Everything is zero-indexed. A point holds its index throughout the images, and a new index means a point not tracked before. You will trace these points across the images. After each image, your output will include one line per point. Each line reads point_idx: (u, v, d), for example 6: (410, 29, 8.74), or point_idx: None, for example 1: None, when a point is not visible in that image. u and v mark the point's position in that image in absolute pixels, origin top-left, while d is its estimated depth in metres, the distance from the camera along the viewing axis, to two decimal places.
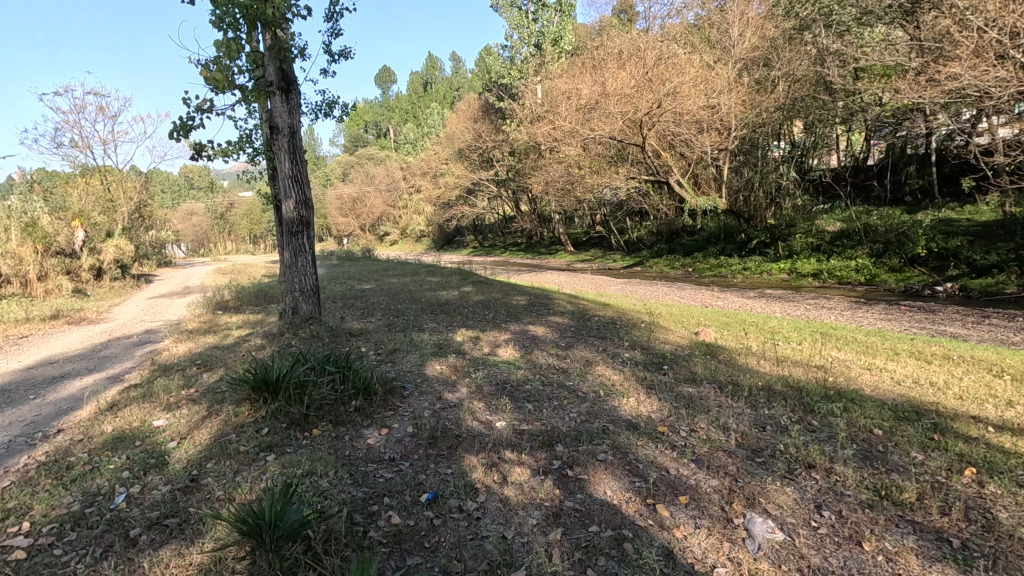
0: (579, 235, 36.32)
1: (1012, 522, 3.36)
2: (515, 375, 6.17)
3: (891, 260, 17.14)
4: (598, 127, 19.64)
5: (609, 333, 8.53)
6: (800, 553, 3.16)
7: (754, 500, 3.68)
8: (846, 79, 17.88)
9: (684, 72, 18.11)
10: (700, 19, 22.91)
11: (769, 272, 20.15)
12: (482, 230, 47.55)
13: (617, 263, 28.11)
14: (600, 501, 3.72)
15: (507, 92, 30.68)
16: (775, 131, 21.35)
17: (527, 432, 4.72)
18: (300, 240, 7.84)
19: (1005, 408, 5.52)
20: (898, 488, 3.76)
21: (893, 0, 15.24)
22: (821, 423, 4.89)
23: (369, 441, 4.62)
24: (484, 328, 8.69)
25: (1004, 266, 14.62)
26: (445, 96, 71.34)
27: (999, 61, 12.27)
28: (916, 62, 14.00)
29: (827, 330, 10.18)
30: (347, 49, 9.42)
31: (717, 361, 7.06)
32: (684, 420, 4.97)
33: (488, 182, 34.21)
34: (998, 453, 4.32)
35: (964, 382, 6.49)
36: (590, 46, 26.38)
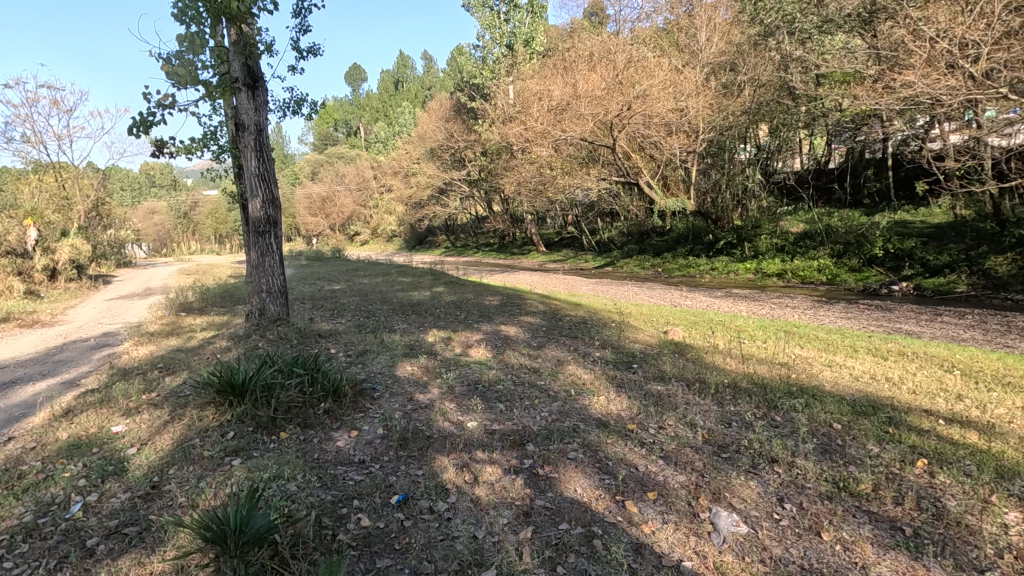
0: (552, 236, 36.54)
1: (959, 510, 3.53)
2: (487, 375, 6.18)
3: (850, 260, 17.75)
4: (570, 128, 19.77)
5: (581, 333, 8.62)
6: (763, 545, 3.26)
7: (719, 495, 3.77)
8: (809, 85, 18.44)
9: (653, 75, 18.40)
10: (669, 24, 23.29)
11: (735, 272, 20.64)
12: (454, 230, 47.42)
13: (589, 263, 28.39)
14: (570, 499, 3.76)
15: (480, 92, 30.63)
16: (741, 134, 21.86)
17: (498, 432, 4.74)
18: (267, 240, 7.71)
19: (955, 402, 5.78)
20: (855, 480, 3.91)
21: (852, 10, 15.89)
22: (784, 418, 5.05)
23: (338, 443, 4.56)
24: (456, 328, 8.68)
25: (955, 266, 15.31)
26: (417, 95, 70.85)
27: (950, 70, 12.81)
28: (873, 69, 14.53)
29: (790, 328, 10.50)
30: (316, 46, 9.28)
31: (685, 359, 7.22)
32: (653, 417, 5.06)
33: (460, 182, 34.13)
34: (948, 445, 4.53)
35: (917, 377, 6.78)
36: (561, 48, 26.55)
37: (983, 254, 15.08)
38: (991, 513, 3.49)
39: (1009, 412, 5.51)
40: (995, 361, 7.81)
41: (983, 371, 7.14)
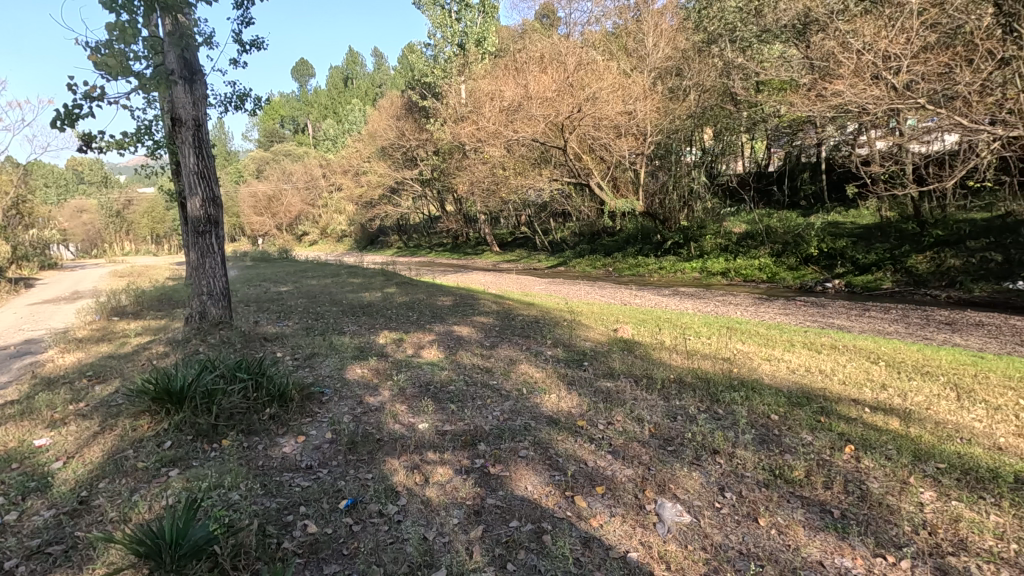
0: (505, 236, 36.69)
1: (881, 491, 3.79)
2: (439, 376, 6.14)
3: (788, 260, 18.66)
4: (522, 129, 19.83)
5: (533, 332, 8.69)
6: (704, 533, 3.40)
7: (664, 486, 3.90)
8: (749, 91, 19.28)
9: (602, 78, 18.77)
10: (618, 28, 23.77)
11: (682, 271, 21.32)
12: (407, 230, 46.84)
13: (542, 262, 28.65)
14: (521, 497, 3.79)
15: (431, 91, 30.33)
16: (687, 137, 22.58)
17: (449, 432, 4.73)
18: (208, 240, 7.39)
19: (880, 391, 6.19)
20: (790, 467, 4.12)
21: (788, 21, 16.74)
22: (725, 411, 5.26)
23: (284, 449, 4.44)
24: (408, 329, 8.58)
25: (882, 265, 16.41)
26: (367, 94, 69.51)
27: (875, 81, 13.66)
28: (807, 78, 15.32)
29: (733, 324, 10.95)
30: (260, 40, 8.96)
31: (634, 356, 7.41)
32: (602, 413, 5.17)
33: (412, 181, 33.70)
34: (873, 431, 4.85)
35: (846, 369, 7.22)
36: (513, 49, 26.63)
37: (906, 253, 16.19)
38: (909, 493, 3.77)
39: (926, 399, 5.95)
40: (915, 352, 8.40)
41: (904, 362, 7.68)
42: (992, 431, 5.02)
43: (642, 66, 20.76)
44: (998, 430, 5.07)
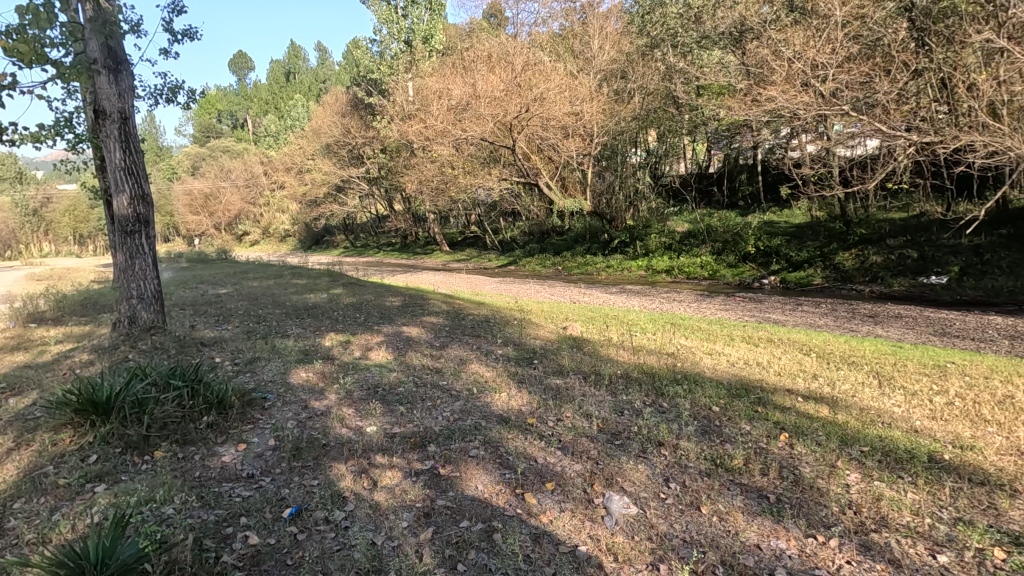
0: (454, 235, 36.49)
1: (812, 475, 4.02)
2: (388, 378, 6.03)
3: (728, 258, 19.46)
4: (470, 128, 19.70)
5: (484, 331, 8.69)
6: (650, 523, 3.49)
7: (612, 480, 3.98)
8: (690, 95, 19.96)
9: (549, 79, 18.95)
10: (564, 30, 24.06)
11: (629, 269, 21.84)
12: (354, 230, 45.78)
13: (492, 262, 28.65)
14: (471, 496, 3.78)
15: (377, 88, 29.75)
16: (632, 139, 23.14)
17: (399, 434, 4.65)
18: (137, 240, 6.96)
19: (811, 381, 6.57)
20: (730, 456, 4.30)
21: (725, 28, 17.45)
22: (670, 404, 5.43)
23: (223, 458, 4.25)
24: (355, 331, 8.40)
25: (813, 262, 17.40)
26: (311, 90, 67.36)
27: (805, 88, 14.44)
28: (743, 84, 16.00)
29: (677, 320, 11.32)
30: (193, 30, 8.54)
31: (583, 353, 7.54)
32: (551, 410, 5.23)
33: (358, 180, 32.94)
34: (805, 419, 5.13)
35: (781, 361, 7.59)
36: (461, 47, 26.49)
37: (834, 251, 17.21)
38: (837, 476, 4.01)
39: (852, 387, 6.36)
40: (843, 343, 8.95)
41: (833, 352, 8.17)
42: (909, 415, 5.41)
43: (588, 68, 21.10)
44: (914, 413, 5.48)
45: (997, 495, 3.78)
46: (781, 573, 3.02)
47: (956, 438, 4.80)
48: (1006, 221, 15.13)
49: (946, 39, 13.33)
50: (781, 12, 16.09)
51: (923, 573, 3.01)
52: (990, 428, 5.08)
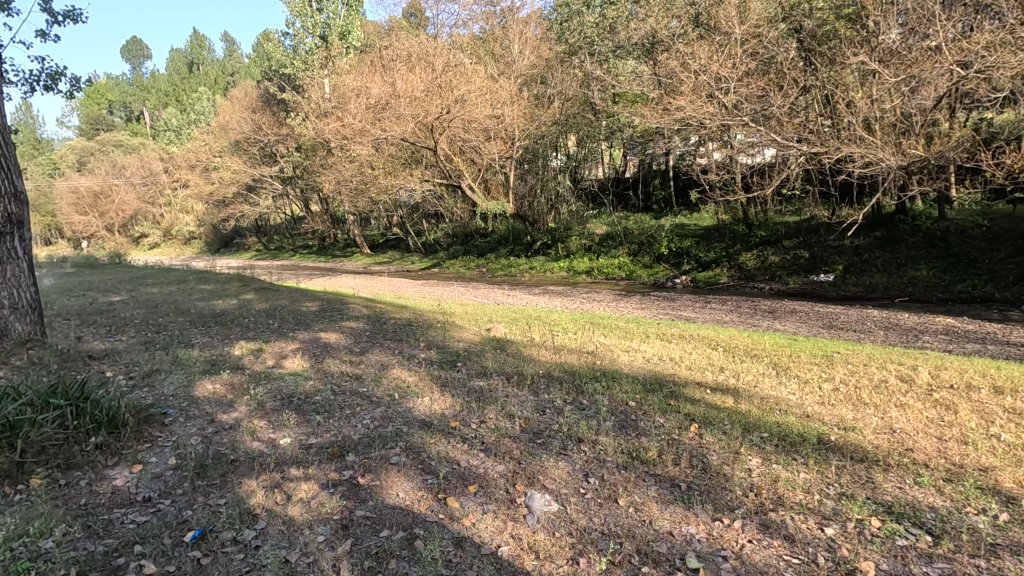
0: (376, 237, 35.59)
1: (719, 462, 4.29)
2: (304, 387, 5.75)
3: (643, 258, 20.36)
4: (390, 128, 19.15)
5: (406, 335, 8.52)
6: (571, 518, 3.58)
7: (534, 478, 4.04)
8: (607, 102, 20.70)
9: (471, 81, 19.02)
10: (485, 33, 24.13)
11: (551, 271, 22.30)
12: (266, 231, 43.44)
13: (415, 264, 28.24)
14: (392, 505, 3.70)
15: (291, 83, 28.38)
16: (553, 143, 23.64)
17: (315, 445, 4.45)
18: (8, 243, 6.22)
19: (718, 373, 7.02)
20: (645, 449, 4.49)
21: (638, 40, 18.29)
22: (589, 401, 5.59)
23: (115, 482, 3.87)
24: (267, 338, 7.94)
25: (719, 262, 18.61)
26: (218, 82, 62.91)
27: (710, 99, 15.39)
28: (655, 93, 16.76)
29: (597, 319, 11.70)
30: (76, 10, 7.74)
31: (506, 354, 7.58)
32: (475, 412, 5.22)
33: (271, 179, 31.26)
34: (712, 409, 5.47)
35: (692, 356, 8.05)
36: (379, 45, 25.82)
37: (738, 251, 18.49)
38: (740, 461, 4.30)
39: (754, 377, 6.87)
40: (746, 338, 9.62)
41: (738, 346, 8.76)
42: (802, 401, 5.92)
43: (509, 72, 21.25)
44: (806, 399, 6.00)
45: (873, 470, 4.21)
46: (690, 556, 3.19)
47: (841, 421, 5.30)
48: (880, 224, 16.94)
49: (828, 60, 14.88)
50: (688, 27, 17.14)
51: (812, 545, 3.30)
52: (869, 409, 5.67)
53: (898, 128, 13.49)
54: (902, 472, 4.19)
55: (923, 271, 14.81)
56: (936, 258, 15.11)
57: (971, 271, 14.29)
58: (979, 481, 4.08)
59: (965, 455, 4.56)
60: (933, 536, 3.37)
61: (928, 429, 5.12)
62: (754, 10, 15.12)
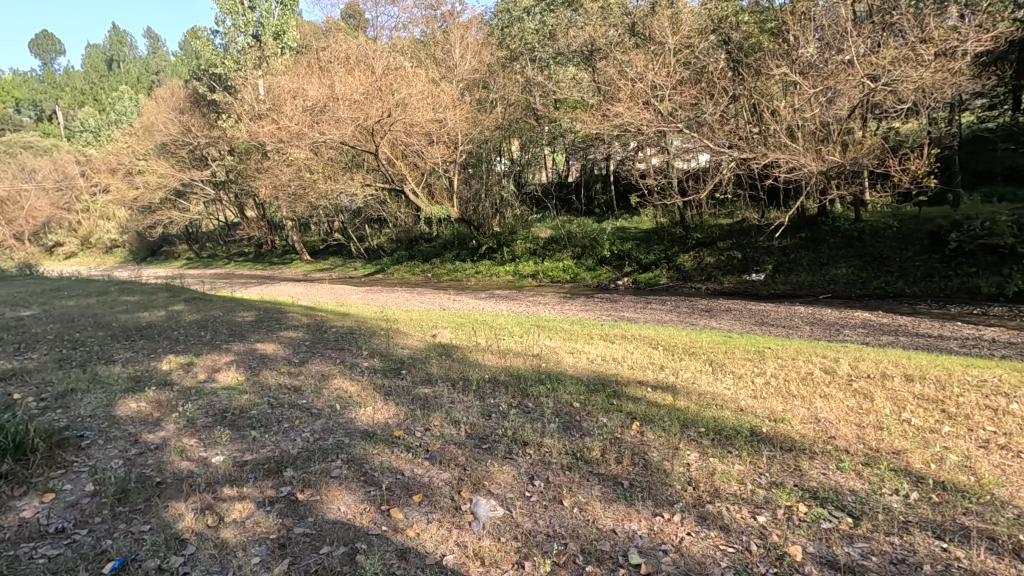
0: (316, 243, 34.57)
1: (660, 459, 4.41)
2: (238, 402, 5.46)
3: (587, 261, 20.77)
4: (328, 131, 18.50)
5: (348, 344, 8.28)
6: (516, 522, 3.58)
7: (479, 484, 4.01)
8: (549, 107, 21.00)
9: (412, 84, 18.87)
10: (426, 37, 23.97)
11: (497, 275, 22.38)
12: (197, 238, 41.29)
13: (358, 270, 27.61)
14: (333, 519, 3.58)
15: (222, 83, 27.16)
16: (496, 147, 23.71)
17: (250, 462, 4.25)
18: None
19: (659, 372, 7.25)
20: (589, 449, 4.56)
21: (577, 47, 18.67)
22: (534, 403, 5.63)
23: (22, 514, 3.55)
24: (197, 351, 7.51)
25: (659, 264, 19.26)
26: (141, 81, 59.30)
27: (647, 105, 15.89)
28: (594, 99, 17.15)
29: (542, 322, 11.82)
30: None
31: (452, 360, 7.51)
32: (420, 420, 5.14)
33: (201, 183, 29.76)
34: (654, 407, 5.63)
35: (634, 355, 8.26)
36: (316, 46, 25.12)
37: (676, 253, 19.18)
38: (679, 456, 4.44)
39: (692, 374, 7.15)
40: (684, 336, 9.97)
41: (678, 345, 9.07)
42: (737, 396, 6.19)
43: (450, 76, 21.20)
44: (741, 394, 6.28)
45: (800, 458, 4.46)
46: (633, 553, 3.26)
47: (772, 413, 5.59)
48: (804, 226, 17.77)
49: (755, 71, 15.72)
50: (625, 36, 17.67)
51: (746, 533, 3.44)
52: (797, 401, 6.00)
53: (818, 136, 14.39)
54: (825, 459, 4.46)
55: (843, 270, 15.91)
56: (854, 257, 16.24)
57: (884, 269, 15.46)
58: (892, 463, 4.41)
59: (880, 439, 4.91)
60: (853, 518, 3.60)
61: (849, 417, 5.49)
62: (686, 22, 15.75)
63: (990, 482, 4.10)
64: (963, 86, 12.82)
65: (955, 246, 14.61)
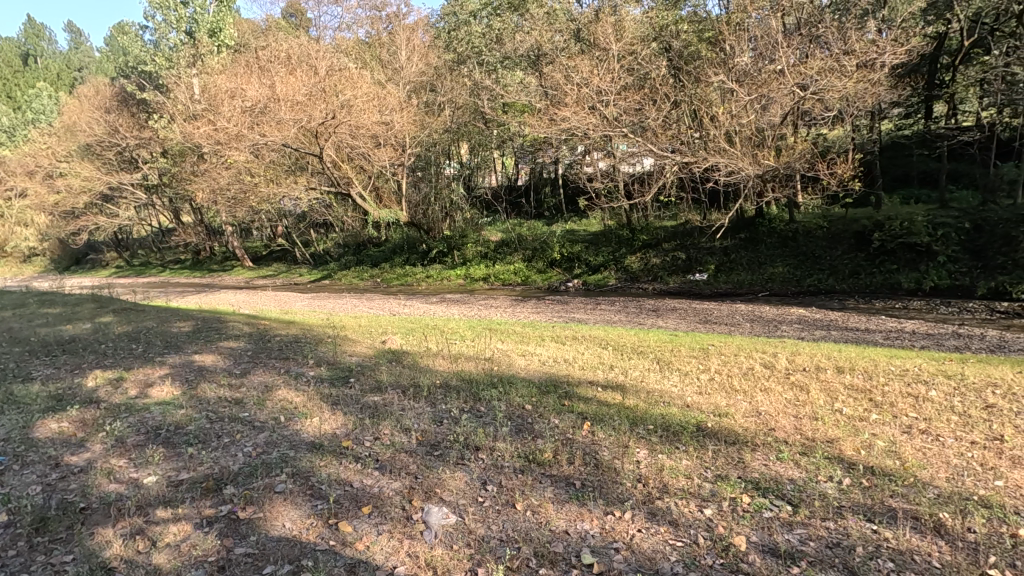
0: (258, 249, 33.29)
1: (610, 457, 4.47)
2: (173, 417, 5.14)
3: (537, 263, 20.96)
4: (269, 133, 17.87)
5: (292, 353, 7.97)
6: (469, 529, 3.54)
7: (431, 493, 3.94)
8: (496, 111, 21.10)
9: (357, 86, 18.54)
10: (371, 37, 23.61)
11: (448, 279, 22.26)
12: (128, 245, 39.00)
13: (304, 276, 26.79)
14: (276, 537, 3.43)
15: (152, 82, 25.75)
16: (445, 150, 23.55)
17: (187, 481, 4.02)
18: None
19: (609, 371, 7.38)
20: (541, 450, 4.58)
21: (524, 52, 18.86)
22: (486, 407, 5.60)
23: None
24: (127, 366, 7.03)
25: (607, 265, 19.68)
26: (62, 78, 55.55)
27: (593, 110, 16.20)
28: (541, 104, 17.36)
29: (494, 325, 11.83)
30: None
31: (402, 366, 7.39)
32: (369, 429, 5.00)
33: (131, 187, 28.12)
34: (604, 407, 5.71)
35: (585, 356, 8.36)
36: (255, 45, 24.24)
37: (623, 255, 19.64)
38: (629, 454, 4.53)
39: (641, 372, 7.32)
40: (632, 335, 10.21)
41: (626, 345, 9.25)
42: (683, 392, 6.38)
43: (397, 78, 20.91)
44: (687, 390, 6.47)
45: (743, 451, 4.62)
46: (585, 553, 3.29)
47: (716, 408, 5.77)
48: (743, 227, 18.37)
49: (694, 78, 16.31)
50: (570, 42, 17.95)
51: (693, 527, 3.54)
52: (739, 396, 6.24)
53: (754, 141, 15.05)
54: (766, 450, 4.65)
55: (780, 268, 16.78)
56: (789, 256, 17.11)
57: (817, 268, 16.39)
58: (827, 451, 4.65)
59: (815, 429, 5.16)
60: (792, 505, 3.77)
61: (786, 409, 5.75)
62: (629, 29, 16.17)
63: (913, 465, 4.39)
64: (883, 96, 13.77)
65: (878, 245, 15.62)
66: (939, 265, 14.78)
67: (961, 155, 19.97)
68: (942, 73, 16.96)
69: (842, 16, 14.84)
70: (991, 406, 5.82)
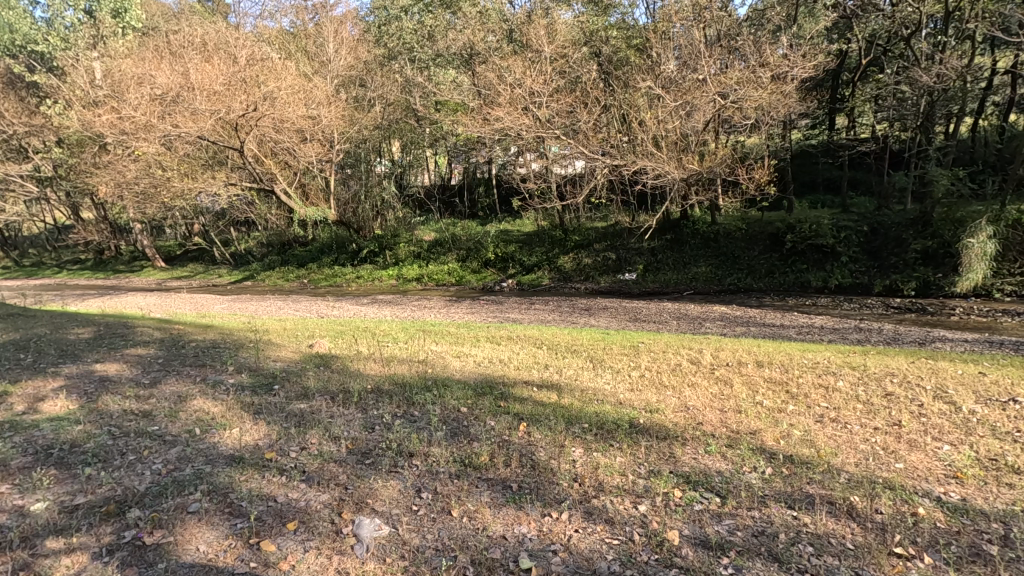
0: (171, 248, 30.95)
1: (547, 458, 4.46)
2: (68, 435, 4.61)
3: (471, 264, 20.88)
4: (182, 124, 16.64)
5: (209, 360, 7.42)
6: (403, 540, 3.41)
7: (362, 504, 3.76)
8: (428, 108, 20.80)
9: (281, 77, 17.69)
10: (295, 27, 22.60)
11: (380, 279, 21.73)
12: (15, 244, 35.03)
13: (223, 278, 25.22)
14: (189, 562, 3.14)
15: (45, 64, 23.33)
16: (376, 147, 22.92)
17: (84, 505, 3.61)
18: None
19: (544, 370, 7.43)
20: (477, 454, 4.49)
21: (457, 51, 18.74)
22: (421, 412, 5.44)
23: None
24: (13, 378, 6.25)
25: (541, 265, 19.92)
26: None
27: (526, 111, 16.30)
28: (475, 103, 17.25)
29: (428, 326, 11.60)
30: None
31: (331, 371, 7.05)
32: (295, 439, 4.71)
33: (20, 179, 25.35)
34: (539, 407, 5.71)
35: (521, 356, 8.36)
36: (165, 30, 22.54)
37: (556, 255, 19.91)
38: (565, 454, 4.53)
39: (575, 371, 7.41)
40: (566, 335, 10.32)
41: (560, 344, 9.34)
42: (616, 390, 6.49)
43: (324, 72, 20.15)
44: (619, 387, 6.62)
45: (674, 445, 4.76)
46: (524, 557, 3.24)
47: (647, 404, 5.92)
48: (669, 228, 19.05)
49: (623, 83, 16.78)
50: (503, 42, 18.00)
51: (629, 524, 3.58)
52: (668, 392, 6.44)
53: (679, 146, 15.68)
54: (695, 444, 4.81)
55: (703, 268, 17.69)
56: (711, 256, 17.99)
57: (736, 267, 17.37)
58: (751, 442, 4.87)
59: (739, 422, 5.41)
60: (721, 497, 3.91)
61: (713, 403, 6.00)
62: (561, 32, 16.39)
63: (827, 452, 4.68)
64: (793, 107, 14.78)
65: (790, 246, 16.73)
66: (842, 265, 16.05)
67: (860, 164, 21.85)
68: (844, 89, 18.51)
69: (757, 30, 15.98)
70: (891, 394, 6.34)
